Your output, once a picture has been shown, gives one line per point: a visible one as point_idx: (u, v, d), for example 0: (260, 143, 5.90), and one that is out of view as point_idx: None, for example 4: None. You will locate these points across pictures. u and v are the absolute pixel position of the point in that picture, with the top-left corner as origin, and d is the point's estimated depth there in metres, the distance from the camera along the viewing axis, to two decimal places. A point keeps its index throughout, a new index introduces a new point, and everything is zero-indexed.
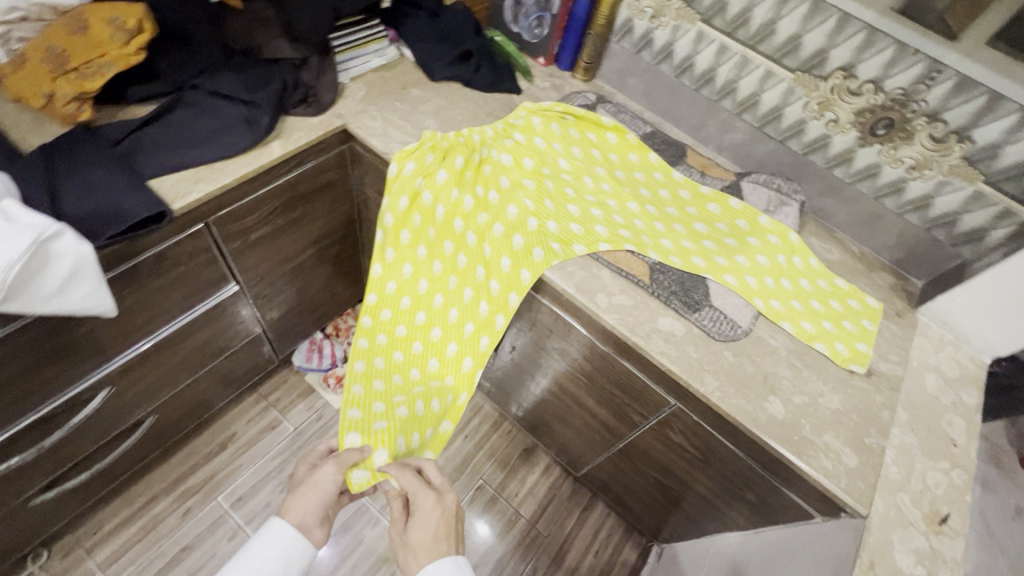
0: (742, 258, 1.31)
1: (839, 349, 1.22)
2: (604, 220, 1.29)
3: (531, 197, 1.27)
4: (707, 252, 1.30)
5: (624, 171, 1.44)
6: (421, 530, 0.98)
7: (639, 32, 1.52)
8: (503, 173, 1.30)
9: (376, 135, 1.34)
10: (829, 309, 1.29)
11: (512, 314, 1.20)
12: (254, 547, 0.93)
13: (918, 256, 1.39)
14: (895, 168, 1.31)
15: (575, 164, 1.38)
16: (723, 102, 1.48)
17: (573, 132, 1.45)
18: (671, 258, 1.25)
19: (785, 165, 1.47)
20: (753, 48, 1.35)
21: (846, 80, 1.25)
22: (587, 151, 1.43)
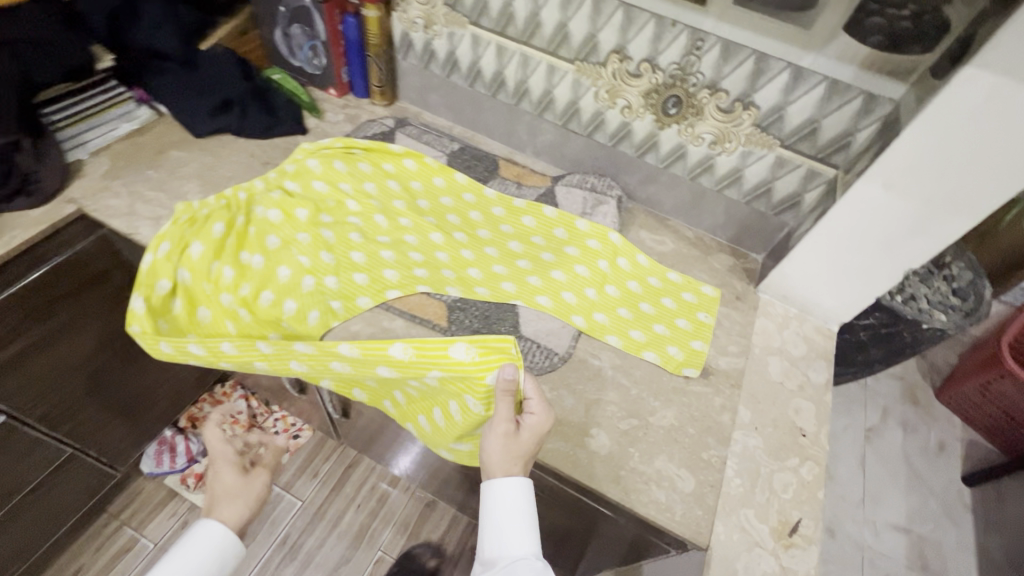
0: (559, 272, 1.19)
1: (673, 352, 1.11)
2: (397, 261, 1.15)
3: (306, 251, 1.12)
4: (521, 273, 1.19)
5: (428, 198, 1.31)
6: (534, 443, 0.86)
7: (419, 45, 1.39)
8: (272, 231, 1.15)
9: (124, 215, 1.17)
10: (662, 310, 1.18)
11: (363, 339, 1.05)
12: (189, 549, 0.95)
13: (749, 231, 1.30)
14: (698, 146, 1.21)
15: (364, 204, 1.24)
16: (522, 104, 1.36)
17: (361, 165, 1.30)
18: (477, 289, 1.14)
19: (599, 160, 1.37)
20: (527, 44, 1.23)
21: (622, 62, 1.15)
22: (381, 184, 1.29)
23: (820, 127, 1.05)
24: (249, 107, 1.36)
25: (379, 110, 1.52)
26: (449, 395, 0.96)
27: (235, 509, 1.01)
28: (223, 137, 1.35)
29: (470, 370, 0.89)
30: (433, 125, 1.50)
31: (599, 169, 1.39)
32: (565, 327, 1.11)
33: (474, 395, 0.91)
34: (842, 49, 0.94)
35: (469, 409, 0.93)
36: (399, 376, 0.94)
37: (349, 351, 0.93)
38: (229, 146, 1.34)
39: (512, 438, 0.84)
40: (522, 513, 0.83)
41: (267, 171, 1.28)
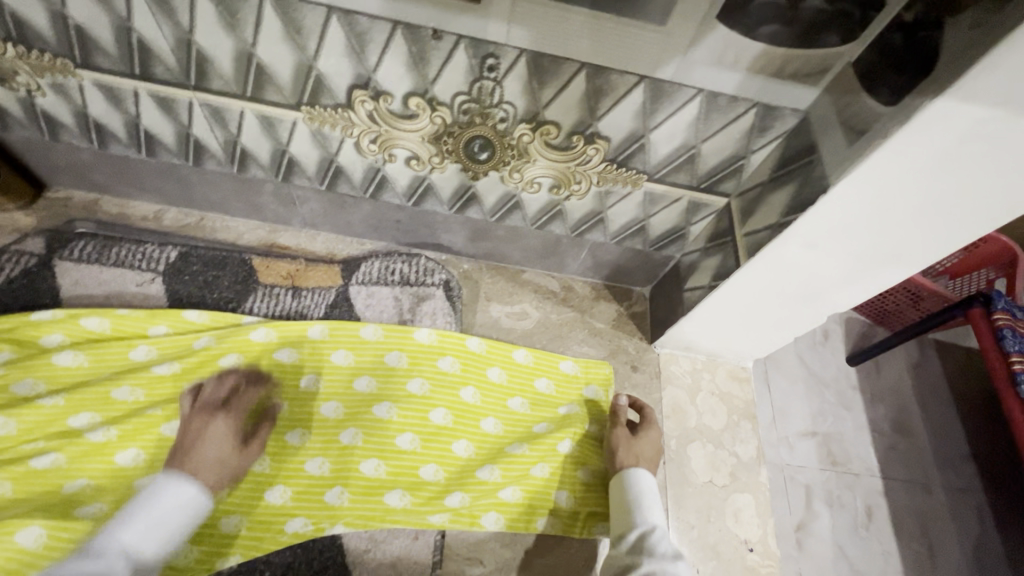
0: (408, 434, 0.80)
1: (562, 501, 0.80)
2: (152, 459, 0.73)
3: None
4: (350, 461, 0.77)
5: (174, 356, 0.81)
6: (652, 449, 0.81)
7: (17, 109, 0.76)
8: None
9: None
10: (542, 447, 0.83)
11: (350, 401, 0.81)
12: (159, 502, 0.63)
13: (626, 268, 0.98)
14: (536, 192, 0.80)
15: (30, 422, 0.71)
16: (249, 170, 0.83)
17: (60, 360, 0.76)
18: (306, 465, 0.76)
19: (402, 223, 0.91)
20: (203, 88, 0.68)
21: (377, 102, 0.67)
22: (93, 388, 0.75)
23: (700, 153, 0.70)
24: None
25: (15, 220, 0.88)
26: (394, 485, 0.76)
27: (213, 450, 0.69)
28: None
29: (551, 406, 0.87)
30: (124, 222, 0.92)
31: (406, 234, 0.94)
32: (418, 536, 0.76)
33: (499, 465, 0.80)
34: (719, 49, 0.56)
35: (422, 485, 0.77)
36: (460, 418, 0.83)
37: (366, 386, 0.82)
38: None
39: (634, 441, 0.80)
40: (645, 491, 0.75)
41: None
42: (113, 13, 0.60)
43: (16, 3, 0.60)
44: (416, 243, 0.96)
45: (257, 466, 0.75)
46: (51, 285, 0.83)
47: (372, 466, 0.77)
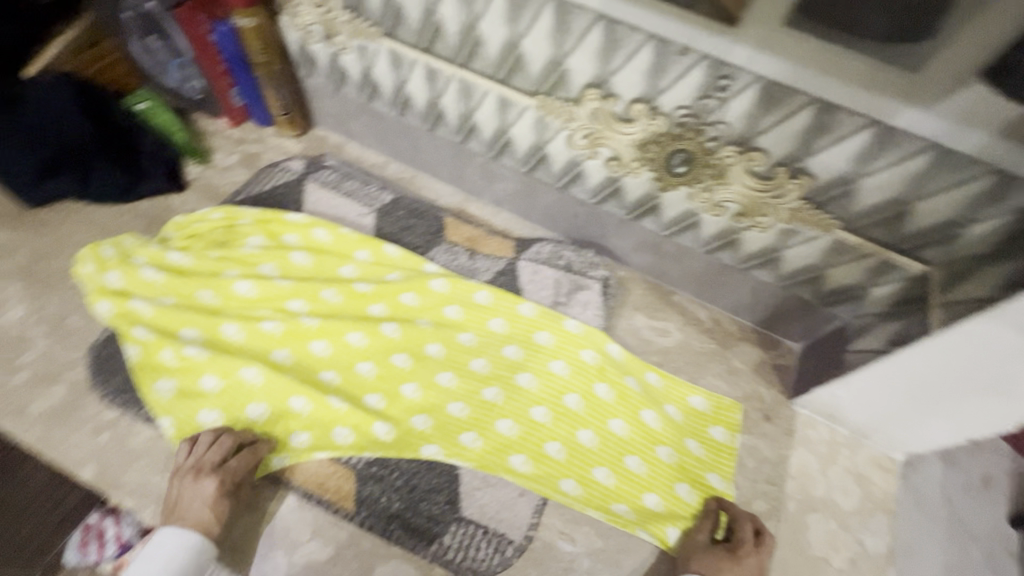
0: (543, 409, 0.86)
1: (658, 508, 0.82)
2: (335, 353, 0.88)
3: (177, 369, 0.82)
4: (488, 414, 0.85)
5: (370, 280, 0.97)
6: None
7: (325, 61, 0.99)
8: (140, 361, 0.82)
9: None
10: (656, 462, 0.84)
11: (497, 363, 0.91)
12: (155, 551, 0.67)
13: (783, 316, 0.96)
14: (717, 216, 0.84)
15: (264, 293, 0.90)
16: (470, 143, 0.98)
17: (294, 255, 0.96)
18: (450, 406, 0.86)
19: (579, 218, 1.00)
20: (466, 67, 0.83)
21: (604, 102, 0.76)
22: (310, 286, 0.93)
23: (911, 211, 0.68)
24: (91, 163, 0.99)
25: (288, 144, 1.14)
26: (521, 449, 0.83)
27: (202, 508, 0.70)
28: (72, 203, 1.01)
29: (673, 430, 0.88)
30: (359, 164, 1.13)
31: (578, 229, 1.03)
32: (523, 495, 0.82)
33: (615, 471, 0.84)
34: (970, 106, 0.56)
35: (546, 459, 0.83)
36: (589, 409, 0.87)
37: (513, 353, 0.91)
38: (81, 219, 0.99)
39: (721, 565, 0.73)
40: None
41: (105, 241, 0.91)
42: None
43: None
44: (584, 239, 1.04)
45: (409, 392, 0.87)
46: (299, 198, 1.05)
47: (506, 426, 0.85)
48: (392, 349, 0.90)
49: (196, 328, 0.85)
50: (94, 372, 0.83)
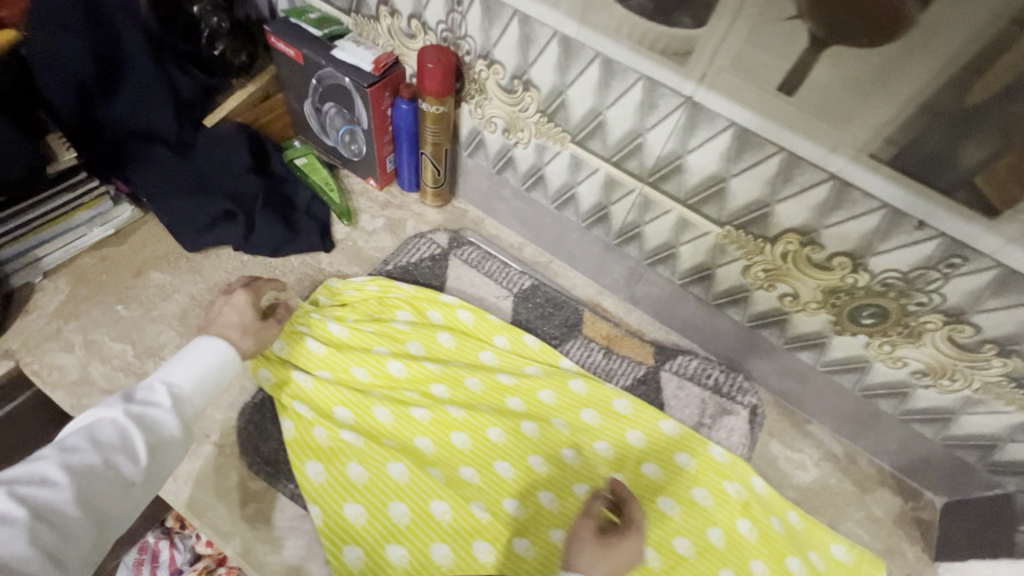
0: (685, 540, 0.83)
1: None
2: (475, 450, 0.86)
3: (329, 451, 0.81)
4: None
5: (510, 372, 0.96)
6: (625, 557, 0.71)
7: (494, 148, 1.00)
8: (295, 438, 0.81)
9: (52, 384, 0.84)
10: None
11: (637, 482, 0.88)
12: (193, 349, 0.72)
13: (933, 469, 0.92)
14: (892, 368, 0.82)
15: (412, 377, 0.90)
16: (627, 248, 0.98)
17: (439, 337, 0.95)
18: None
19: (724, 333, 0.99)
20: (654, 186, 0.84)
21: (803, 247, 0.76)
22: (455, 371, 0.92)
23: None
24: (255, 212, 1.01)
25: (430, 214, 1.15)
26: None
27: (235, 316, 0.79)
28: (226, 251, 1.02)
29: None
30: (497, 242, 1.14)
31: (719, 343, 1.01)
32: None
33: None
34: None
35: None
36: (733, 548, 0.83)
37: (653, 472, 0.89)
38: (234, 269, 1.00)
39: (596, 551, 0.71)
40: None
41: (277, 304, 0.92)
42: (638, 122, 0.78)
43: (573, 95, 0.81)
44: (722, 353, 1.02)
45: (548, 502, 0.84)
46: (442, 273, 1.06)
47: (648, 555, 0.82)
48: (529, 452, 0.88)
49: (350, 409, 0.85)
50: (243, 438, 0.83)
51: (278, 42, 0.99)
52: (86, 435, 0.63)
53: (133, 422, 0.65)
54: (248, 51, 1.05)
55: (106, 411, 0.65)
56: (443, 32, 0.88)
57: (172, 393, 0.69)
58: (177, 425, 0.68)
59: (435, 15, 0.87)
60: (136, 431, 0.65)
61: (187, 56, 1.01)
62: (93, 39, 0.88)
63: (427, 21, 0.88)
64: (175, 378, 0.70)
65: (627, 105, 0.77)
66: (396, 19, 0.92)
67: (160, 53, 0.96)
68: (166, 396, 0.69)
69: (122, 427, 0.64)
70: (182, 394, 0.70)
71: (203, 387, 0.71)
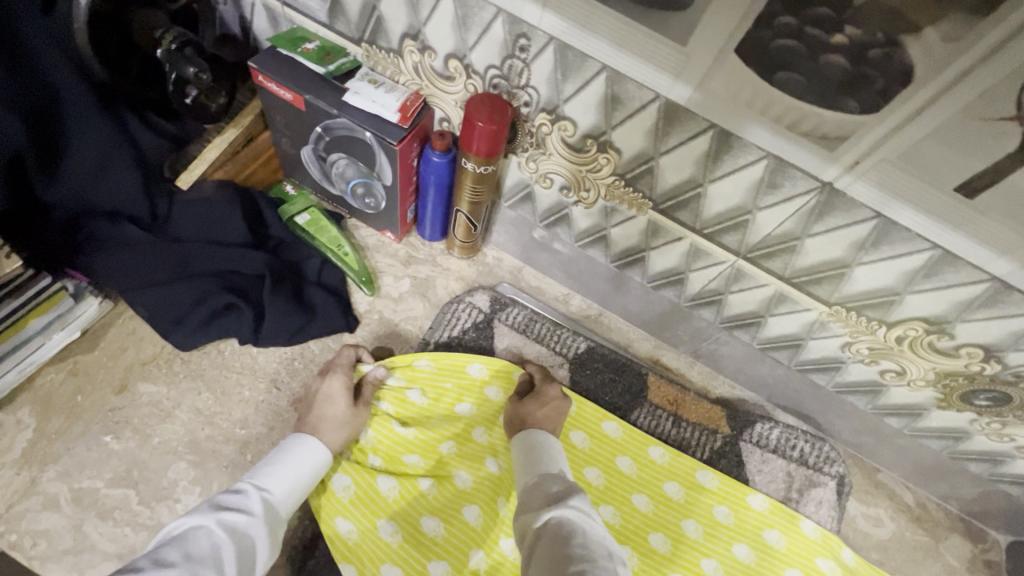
0: None
1: None
2: None
3: (421, 570, 0.75)
4: None
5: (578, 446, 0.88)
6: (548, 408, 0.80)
7: (546, 203, 0.86)
8: (382, 558, 0.75)
9: (41, 558, 0.69)
10: None
11: (733, 565, 0.82)
12: (288, 452, 0.71)
13: (1007, 517, 0.91)
14: (994, 439, 0.78)
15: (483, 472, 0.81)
16: (700, 310, 0.88)
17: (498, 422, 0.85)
18: None
19: (800, 392, 0.92)
20: (752, 261, 0.73)
21: (928, 335, 0.68)
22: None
23: None
24: (264, 304, 0.83)
25: (461, 268, 1.00)
26: None
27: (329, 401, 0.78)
28: (229, 345, 0.84)
29: None
30: (539, 296, 1.01)
31: (792, 400, 0.94)
32: None
33: None
34: None
35: None
36: None
37: (744, 553, 0.83)
38: (244, 368, 0.83)
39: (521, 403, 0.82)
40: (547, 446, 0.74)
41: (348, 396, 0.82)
42: (748, 200, 0.65)
43: (667, 163, 0.67)
44: (794, 410, 0.96)
45: None
46: (490, 346, 0.93)
47: None
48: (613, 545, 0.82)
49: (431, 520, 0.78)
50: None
51: (267, 81, 0.77)
52: (179, 547, 0.57)
53: (228, 530, 0.61)
54: (227, 90, 0.83)
55: (198, 518, 0.61)
56: (495, 77, 0.71)
57: (264, 497, 0.66)
58: (265, 533, 0.64)
59: (485, 59, 0.69)
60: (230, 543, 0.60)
61: (148, 104, 0.80)
62: (30, 110, 0.66)
63: (473, 63, 0.70)
64: (270, 479, 0.68)
65: (737, 181, 0.64)
66: (428, 57, 0.73)
67: (114, 108, 0.75)
68: (256, 499, 0.66)
69: (218, 537, 0.60)
70: (271, 498, 0.67)
71: (291, 492, 0.69)
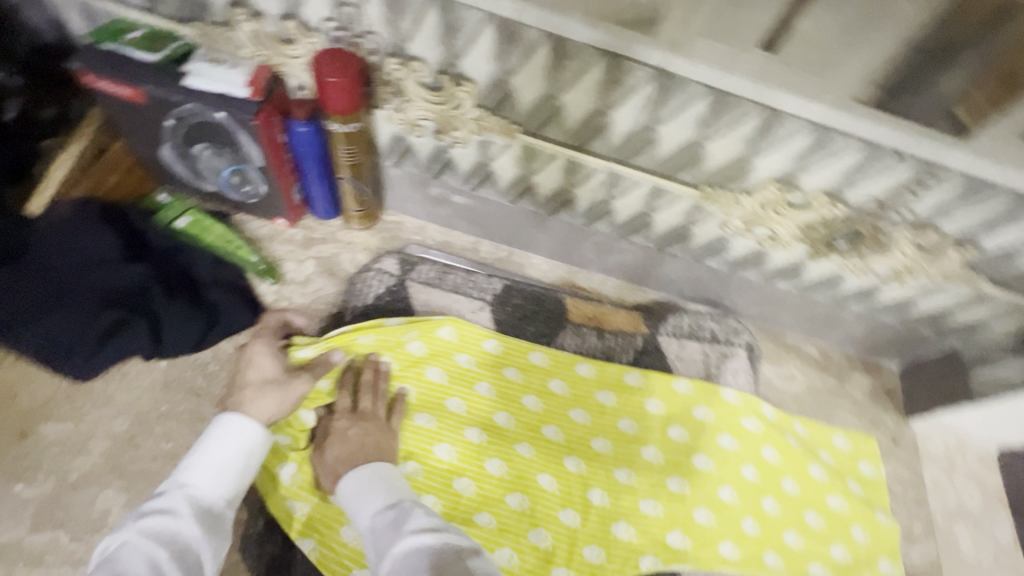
0: (727, 488, 0.87)
1: (839, 555, 0.87)
2: (512, 475, 0.84)
3: None
4: (682, 506, 0.85)
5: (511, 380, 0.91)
6: (344, 443, 0.76)
7: (425, 152, 0.87)
8: (340, 523, 0.76)
9: None
10: (834, 521, 0.89)
11: (671, 447, 0.90)
12: (210, 442, 0.69)
13: (892, 346, 1.03)
14: (861, 277, 0.88)
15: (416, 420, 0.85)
16: (595, 224, 0.92)
17: (428, 374, 0.88)
18: (641, 506, 0.84)
19: (703, 281, 0.99)
20: (623, 162, 0.77)
21: (782, 193, 0.75)
22: (465, 391, 0.88)
23: None
24: (159, 312, 0.80)
25: (363, 239, 0.99)
26: (723, 534, 0.84)
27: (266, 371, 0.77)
28: (135, 364, 0.81)
29: (835, 480, 0.93)
30: (448, 250, 1.02)
31: (698, 290, 1.02)
32: None
33: (800, 530, 0.87)
34: None
35: (744, 537, 0.85)
36: (765, 480, 0.89)
37: (679, 434, 0.91)
38: (155, 383, 0.81)
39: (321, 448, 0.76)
40: (359, 486, 0.70)
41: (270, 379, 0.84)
42: (600, 102, 0.69)
43: (519, 83, 0.70)
44: (702, 299, 1.04)
45: (598, 500, 0.84)
46: (408, 306, 0.94)
47: (703, 514, 0.85)
48: (561, 458, 0.87)
49: None
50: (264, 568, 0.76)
51: (97, 80, 0.72)
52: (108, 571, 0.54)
53: (157, 537, 0.58)
54: (53, 102, 0.84)
55: (120, 538, 0.57)
56: (335, 30, 0.70)
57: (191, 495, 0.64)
58: (201, 530, 0.62)
59: (319, 13, 0.68)
60: (165, 549, 0.57)
61: None
62: None
63: (309, 20, 0.70)
64: (194, 476, 0.65)
65: (585, 85, 0.68)
66: (262, 23, 0.71)
67: None
68: (183, 500, 0.63)
69: (149, 547, 0.57)
70: (200, 494, 0.65)
71: (224, 482, 0.67)
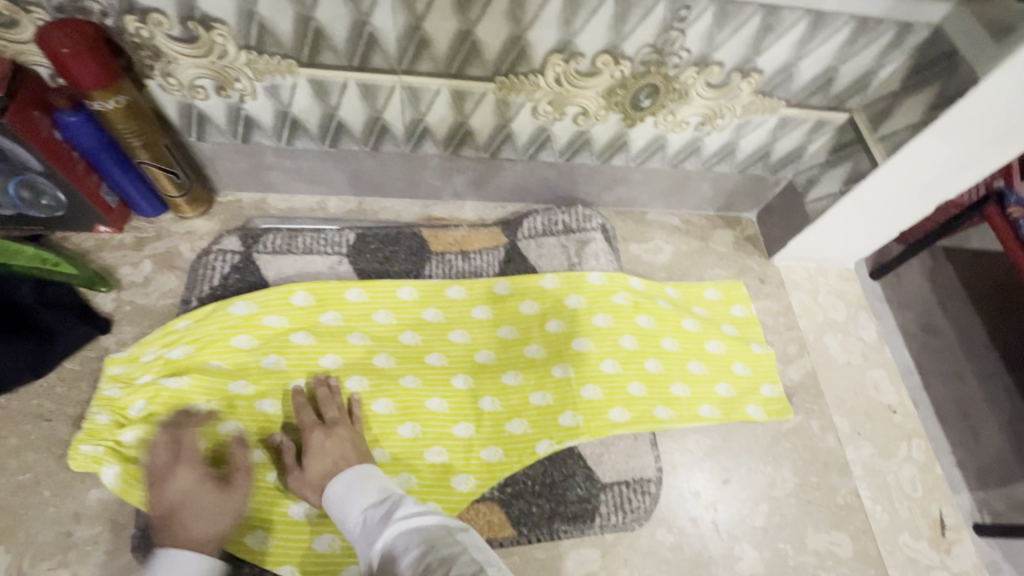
0: (609, 360, 0.91)
1: (723, 390, 0.93)
2: (400, 407, 0.84)
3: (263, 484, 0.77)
4: (569, 389, 0.88)
5: (383, 321, 0.91)
6: (318, 463, 0.73)
7: (222, 115, 0.83)
8: None
9: None
10: (715, 364, 0.95)
11: (552, 339, 0.92)
12: None
13: (740, 195, 1.09)
14: (681, 131, 0.92)
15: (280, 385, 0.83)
16: (422, 147, 0.92)
17: (295, 339, 0.86)
18: (532, 399, 0.87)
19: (550, 179, 1.01)
20: (411, 73, 0.77)
21: (569, 63, 0.76)
22: (338, 346, 0.87)
23: (835, 74, 0.82)
24: None
25: (201, 225, 0.96)
26: (613, 403, 0.88)
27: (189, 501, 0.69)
28: None
29: (709, 327, 0.98)
30: (295, 215, 1.00)
31: (550, 190, 1.04)
32: (638, 437, 0.87)
33: (686, 381, 0.92)
34: None
35: (633, 399, 0.89)
36: (643, 343, 0.93)
37: (557, 326, 0.93)
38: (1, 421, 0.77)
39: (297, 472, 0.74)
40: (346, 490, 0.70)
41: (100, 387, 0.80)
42: (355, 11, 0.68)
43: (268, 10, 0.68)
44: (557, 198, 1.06)
45: (489, 406, 0.86)
46: (260, 278, 0.92)
47: (589, 390, 0.88)
48: (447, 377, 0.88)
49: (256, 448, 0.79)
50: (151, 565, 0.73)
51: None
52: None
53: None
54: None
55: None
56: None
57: None
58: None
59: None
60: None
61: None
62: None
63: None
64: None
65: None
66: None
67: None
68: None
69: None
70: None
71: None
